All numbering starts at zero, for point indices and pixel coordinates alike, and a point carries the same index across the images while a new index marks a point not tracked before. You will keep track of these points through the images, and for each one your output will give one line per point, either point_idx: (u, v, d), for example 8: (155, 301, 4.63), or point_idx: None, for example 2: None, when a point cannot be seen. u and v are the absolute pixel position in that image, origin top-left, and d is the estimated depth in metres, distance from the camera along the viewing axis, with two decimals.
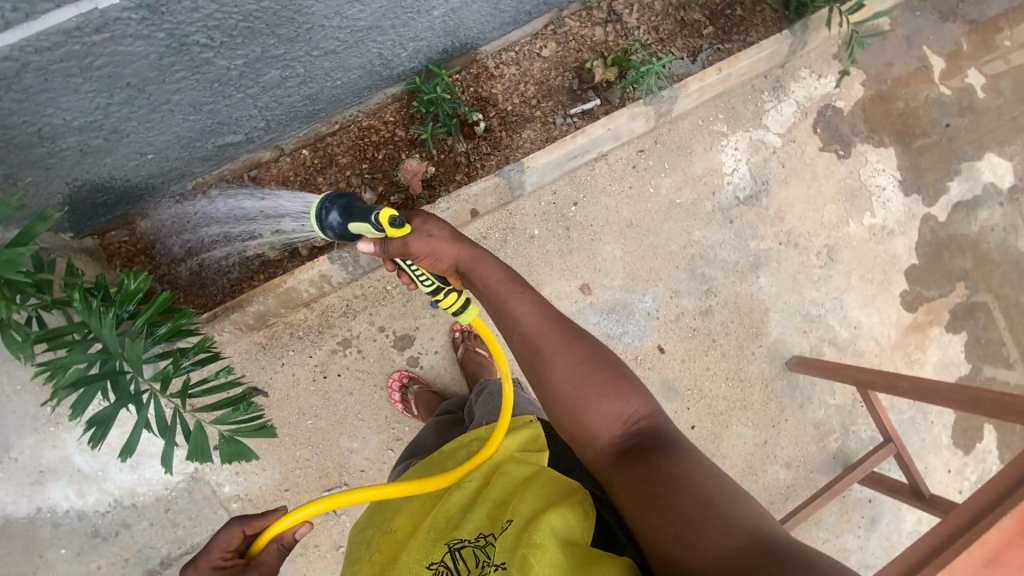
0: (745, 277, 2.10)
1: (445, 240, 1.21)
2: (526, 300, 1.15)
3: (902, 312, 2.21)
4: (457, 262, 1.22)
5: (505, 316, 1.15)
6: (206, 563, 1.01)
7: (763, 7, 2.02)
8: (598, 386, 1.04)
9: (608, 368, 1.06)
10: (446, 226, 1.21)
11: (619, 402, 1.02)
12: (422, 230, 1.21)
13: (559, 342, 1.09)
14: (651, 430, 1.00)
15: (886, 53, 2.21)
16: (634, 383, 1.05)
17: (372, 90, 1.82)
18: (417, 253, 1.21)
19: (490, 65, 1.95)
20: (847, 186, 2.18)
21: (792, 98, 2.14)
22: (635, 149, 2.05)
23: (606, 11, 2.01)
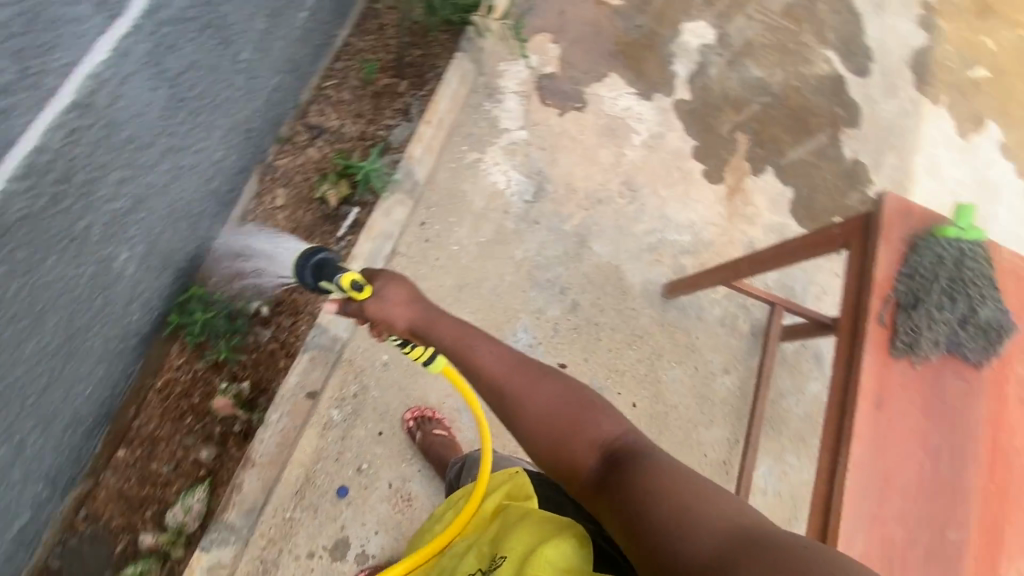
0: (581, 256, 2.16)
1: (404, 303, 1.09)
2: (487, 346, 1.06)
3: (716, 188, 2.37)
4: (412, 324, 1.09)
5: (466, 366, 1.06)
6: None
7: (433, 37, 2.15)
8: (570, 413, 0.98)
9: (576, 398, 1.01)
10: (408, 287, 1.10)
11: (591, 425, 0.97)
12: (381, 293, 1.09)
13: (526, 378, 1.03)
14: (628, 445, 0.93)
15: (553, 6, 2.36)
16: (602, 407, 0.99)
17: (143, 353, 1.67)
18: (373, 316, 1.10)
19: (238, 247, 1.84)
20: (602, 126, 2.30)
21: (510, 93, 2.21)
22: (418, 225, 2.02)
23: (306, 131, 1.99)
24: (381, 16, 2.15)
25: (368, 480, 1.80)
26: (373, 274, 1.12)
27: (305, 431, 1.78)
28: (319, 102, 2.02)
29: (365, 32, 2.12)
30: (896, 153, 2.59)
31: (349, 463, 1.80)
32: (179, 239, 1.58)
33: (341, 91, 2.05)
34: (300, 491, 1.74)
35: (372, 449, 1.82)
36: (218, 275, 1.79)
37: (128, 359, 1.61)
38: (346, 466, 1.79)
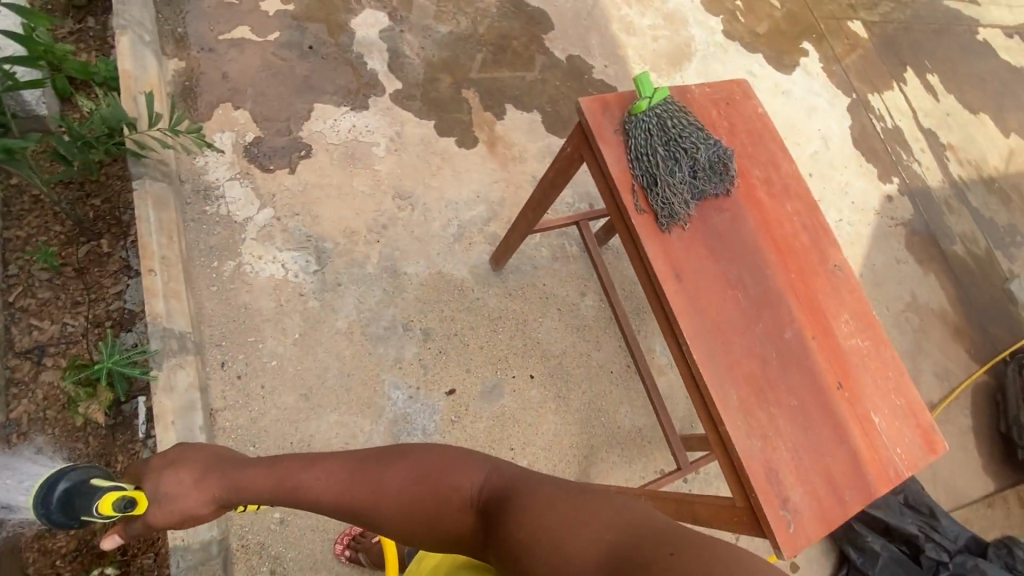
0: (401, 286, 2.06)
1: (189, 490, 0.98)
2: (311, 474, 0.96)
3: (476, 148, 2.37)
4: (221, 499, 0.99)
5: (303, 505, 0.96)
6: None
7: (106, 175, 1.86)
8: (427, 490, 0.88)
9: (424, 469, 0.90)
10: (188, 471, 1.00)
11: (452, 489, 0.87)
12: (161, 496, 0.98)
13: (366, 481, 0.91)
14: (493, 492, 0.85)
15: (214, 78, 2.14)
16: (452, 462, 0.90)
17: None
18: (167, 523, 0.99)
19: (33, 531, 1.51)
20: (340, 158, 2.17)
21: (226, 181, 2.01)
22: (222, 369, 1.79)
23: (23, 360, 1.63)
24: (26, 190, 1.79)
25: None
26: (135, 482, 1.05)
27: None
28: (18, 320, 1.66)
29: (19, 218, 1.76)
30: (595, 31, 2.79)
31: None
32: None
33: (36, 294, 1.69)
34: None
35: None
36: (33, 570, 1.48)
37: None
38: None
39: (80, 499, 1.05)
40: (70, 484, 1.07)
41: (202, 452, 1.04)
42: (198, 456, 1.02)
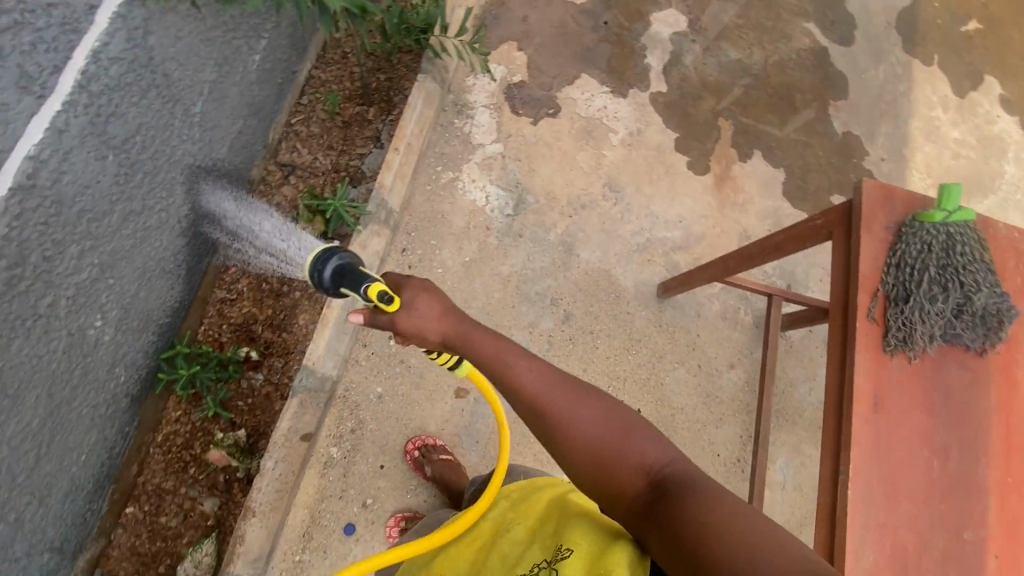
0: (569, 265, 2.11)
1: (432, 313, 1.01)
2: (525, 361, 1.00)
3: (703, 179, 2.29)
4: (446, 337, 1.03)
5: (501, 385, 1.00)
6: None
7: (398, 60, 2.12)
8: (615, 438, 0.94)
9: (618, 420, 0.96)
10: (437, 297, 1.02)
11: (634, 451, 0.93)
12: (412, 305, 1.01)
13: (568, 399, 0.97)
14: (681, 476, 0.90)
15: (515, 13, 2.31)
16: (644, 429, 0.96)
17: (139, 407, 1.68)
18: (401, 328, 1.01)
19: (222, 294, 1.85)
20: (579, 130, 2.25)
21: (480, 107, 2.18)
22: (399, 254, 2.02)
23: (279, 169, 1.98)
24: (342, 44, 2.11)
25: (376, 514, 1.81)
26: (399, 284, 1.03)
27: (305, 473, 1.77)
28: (287, 140, 2.01)
29: (327, 63, 2.09)
30: (889, 120, 2.49)
31: (353, 500, 1.80)
32: (154, 302, 1.60)
33: (308, 126, 2.03)
34: (307, 533, 1.74)
35: (375, 483, 1.83)
36: (206, 325, 1.82)
37: (122, 420, 1.62)
38: (351, 502, 1.79)
39: (350, 274, 1.04)
40: (341, 263, 1.06)
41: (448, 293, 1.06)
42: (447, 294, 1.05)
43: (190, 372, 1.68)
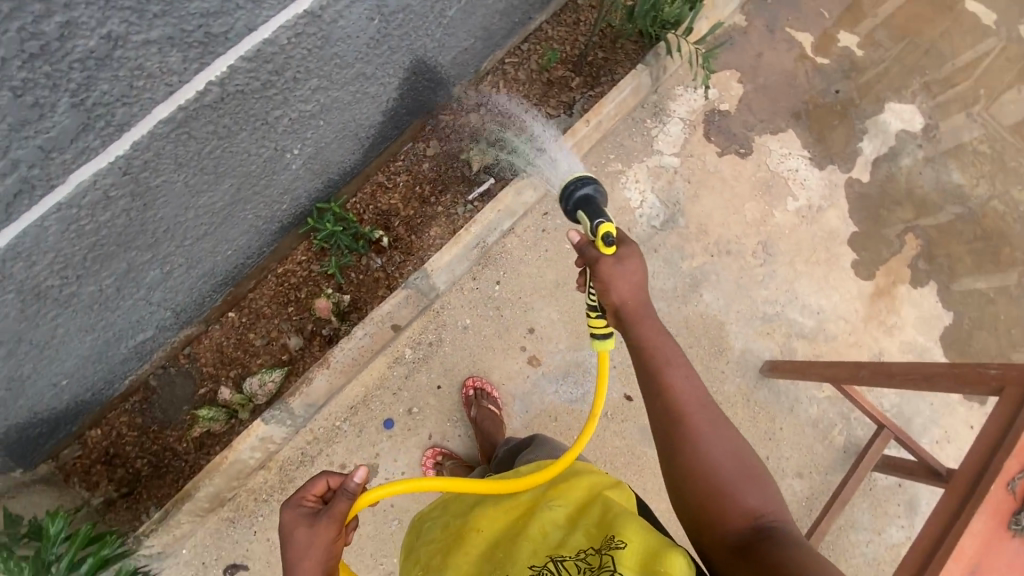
0: (687, 300, 2.06)
1: (627, 280, 1.11)
2: (682, 371, 1.09)
3: (861, 284, 2.14)
4: (626, 309, 1.12)
5: (652, 379, 1.09)
6: (295, 506, 1.01)
7: (622, 43, 2.12)
8: (737, 473, 0.99)
9: (744, 462, 1.01)
10: (638, 271, 1.13)
11: (749, 494, 0.97)
12: (624, 261, 1.13)
13: (706, 418, 1.04)
14: (788, 534, 0.92)
15: (752, 46, 2.26)
16: (764, 481, 1.00)
17: (278, 238, 1.91)
18: (599, 272, 1.13)
19: (382, 178, 2.02)
20: (760, 180, 2.17)
21: (676, 118, 2.17)
22: (540, 214, 2.08)
23: (474, 96, 2.09)
24: (580, 10, 2.18)
25: (415, 424, 1.92)
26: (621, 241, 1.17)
27: (377, 358, 1.91)
28: (494, 75, 2.10)
29: (560, 21, 2.16)
30: None
31: (402, 401, 1.92)
32: (337, 157, 1.76)
33: (517, 71, 2.11)
34: (354, 408, 1.89)
35: (425, 398, 1.94)
36: (353, 199, 1.99)
37: (265, 240, 1.83)
38: (400, 403, 1.91)
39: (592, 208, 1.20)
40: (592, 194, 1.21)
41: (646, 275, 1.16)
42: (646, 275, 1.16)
43: (331, 228, 1.87)
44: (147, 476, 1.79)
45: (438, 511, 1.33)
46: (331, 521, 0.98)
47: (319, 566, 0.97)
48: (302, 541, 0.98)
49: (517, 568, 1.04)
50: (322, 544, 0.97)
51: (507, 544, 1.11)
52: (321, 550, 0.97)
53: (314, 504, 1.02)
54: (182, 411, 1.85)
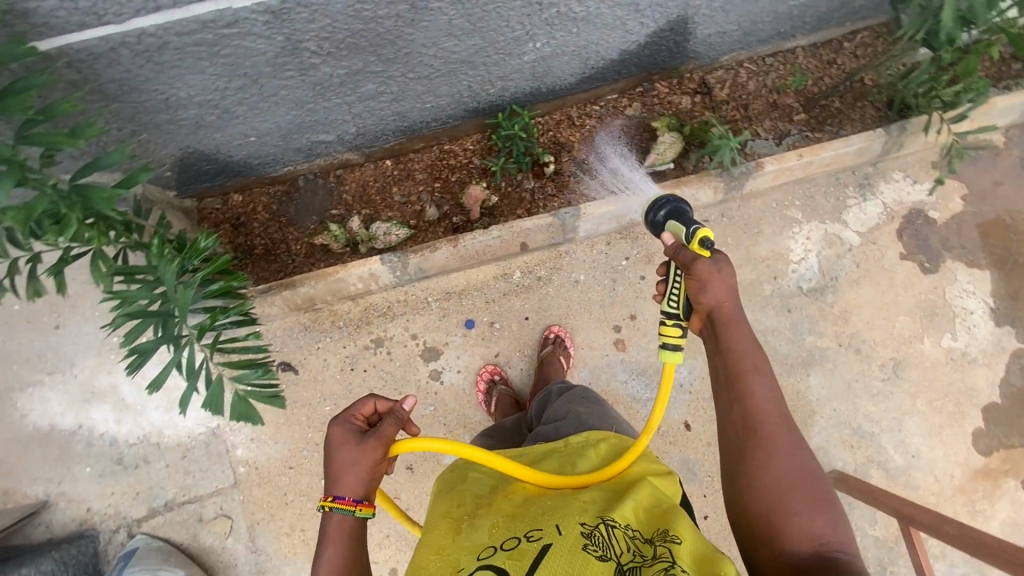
0: (793, 372, 1.97)
1: (724, 282, 1.08)
2: (766, 382, 1.06)
3: (972, 455, 1.96)
4: (713, 309, 1.09)
5: (733, 385, 1.06)
6: (342, 426, 1.09)
7: (864, 103, 1.96)
8: (806, 496, 0.97)
9: (817, 487, 0.98)
10: (733, 274, 1.09)
11: (818, 521, 0.95)
12: (716, 262, 1.08)
13: (781, 437, 1.01)
14: (849, 566, 0.90)
15: (994, 171, 2.08)
16: (835, 509, 0.97)
17: (458, 117, 1.91)
18: (693, 273, 1.08)
19: (574, 114, 1.96)
20: (927, 302, 2.01)
21: (879, 199, 2.04)
22: (700, 218, 2.01)
23: (697, 81, 1.98)
24: (841, 52, 2.01)
25: (490, 337, 1.98)
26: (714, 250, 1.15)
27: (493, 264, 1.98)
28: (725, 73, 1.98)
29: (816, 53, 2.01)
30: None
31: (489, 312, 1.98)
32: (562, 71, 1.80)
33: (749, 79, 1.98)
34: (448, 295, 1.96)
35: (510, 321, 1.98)
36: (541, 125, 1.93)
37: (448, 115, 1.88)
38: (487, 313, 1.97)
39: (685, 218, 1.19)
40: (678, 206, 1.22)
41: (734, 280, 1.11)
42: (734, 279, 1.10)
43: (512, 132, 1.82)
44: (256, 256, 1.82)
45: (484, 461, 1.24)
46: (376, 445, 1.05)
47: (360, 484, 1.04)
48: (347, 458, 1.05)
49: (569, 521, 0.99)
50: (366, 464, 1.05)
51: (557, 501, 1.06)
52: (364, 470, 1.04)
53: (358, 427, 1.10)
54: (313, 218, 1.87)
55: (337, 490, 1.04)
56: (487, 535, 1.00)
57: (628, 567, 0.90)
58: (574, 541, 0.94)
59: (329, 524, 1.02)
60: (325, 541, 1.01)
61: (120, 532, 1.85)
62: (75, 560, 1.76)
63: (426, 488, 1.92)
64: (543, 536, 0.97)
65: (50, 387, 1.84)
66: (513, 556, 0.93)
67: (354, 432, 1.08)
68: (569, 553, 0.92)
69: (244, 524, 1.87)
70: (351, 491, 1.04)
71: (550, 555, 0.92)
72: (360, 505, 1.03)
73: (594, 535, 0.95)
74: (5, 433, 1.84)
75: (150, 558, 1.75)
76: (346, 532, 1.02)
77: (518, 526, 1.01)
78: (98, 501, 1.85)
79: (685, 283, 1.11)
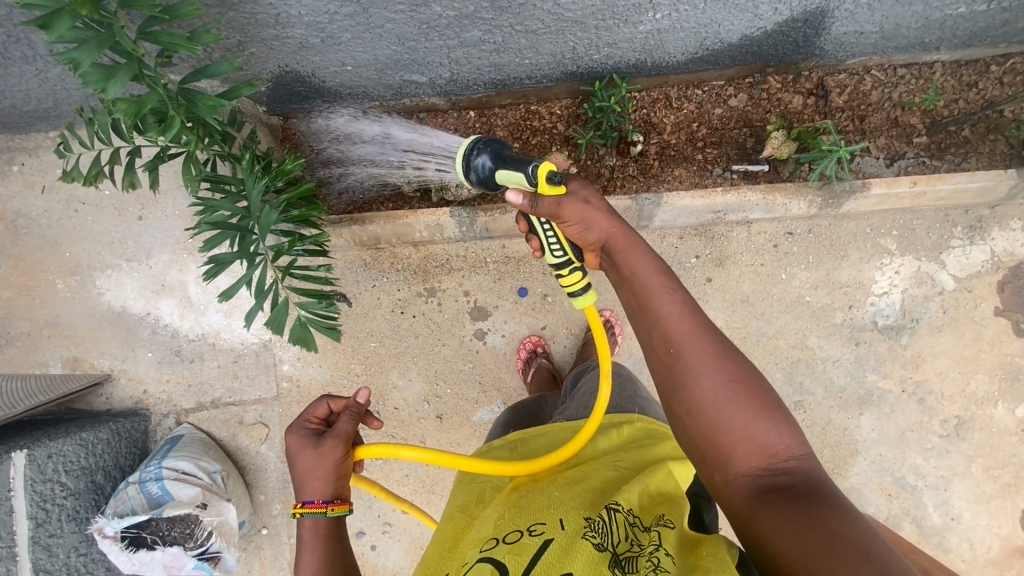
0: (844, 407, 1.89)
1: (602, 211, 1.05)
2: (677, 295, 0.98)
3: (1018, 531, 1.85)
4: (606, 239, 1.06)
5: (645, 312, 0.99)
6: (297, 431, 1.12)
7: (996, 138, 1.76)
8: (746, 411, 0.88)
9: (757, 394, 0.89)
10: (606, 199, 1.07)
11: (764, 433, 0.87)
12: (578, 194, 1.06)
13: (706, 355, 0.92)
14: (801, 476, 0.84)
15: None
16: (783, 414, 0.89)
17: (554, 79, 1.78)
18: (566, 218, 1.05)
19: (673, 94, 1.83)
20: (1011, 365, 1.86)
21: (987, 246, 1.87)
22: (784, 230, 1.90)
23: (814, 82, 1.81)
24: (985, 76, 1.78)
25: (540, 309, 1.96)
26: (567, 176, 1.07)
27: None
28: (848, 76, 1.80)
29: (955, 72, 1.78)
30: None
31: (545, 284, 1.95)
32: (675, 50, 1.70)
33: (873, 88, 1.79)
34: (507, 259, 1.94)
35: (563, 297, 1.95)
36: (636, 108, 1.82)
37: (543, 72, 1.74)
38: (543, 284, 1.95)
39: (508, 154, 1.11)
40: (493, 145, 1.13)
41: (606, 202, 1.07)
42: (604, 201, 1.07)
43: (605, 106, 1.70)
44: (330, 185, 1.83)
45: (505, 446, 1.22)
46: (334, 444, 1.08)
47: (327, 484, 1.07)
48: (309, 461, 1.08)
49: (571, 514, 0.94)
50: (328, 465, 1.07)
51: (563, 490, 1.02)
52: (327, 470, 1.07)
53: (317, 428, 1.13)
54: None
55: (305, 494, 1.07)
56: (491, 528, 0.97)
57: (623, 557, 0.84)
58: (574, 533, 0.89)
59: (304, 529, 1.05)
60: (302, 544, 1.04)
61: (169, 417, 1.99)
62: (129, 434, 1.92)
63: (451, 440, 1.96)
64: (545, 530, 0.91)
65: (126, 272, 1.96)
66: (513, 551, 0.87)
67: (311, 434, 1.11)
68: (569, 543, 0.87)
69: (278, 435, 1.98)
70: (318, 493, 1.07)
71: (550, 548, 0.87)
72: (331, 505, 1.05)
73: (595, 522, 0.90)
74: (83, 307, 1.98)
75: (192, 447, 1.89)
76: (322, 534, 1.04)
77: (521, 519, 0.96)
78: (154, 385, 1.99)
79: (564, 228, 1.09)
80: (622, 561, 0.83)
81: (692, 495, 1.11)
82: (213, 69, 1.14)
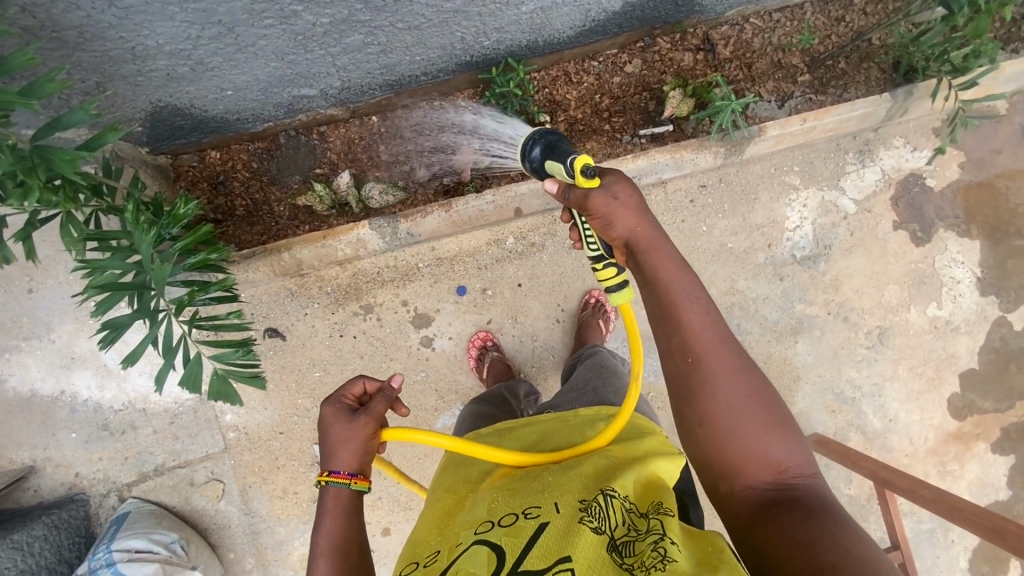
0: (781, 339, 2.01)
1: (629, 209, 1.01)
2: (703, 304, 0.98)
3: (947, 419, 2.03)
4: (631, 236, 1.02)
5: (666, 317, 0.98)
6: (332, 405, 1.07)
7: (870, 65, 1.87)
8: (761, 424, 0.91)
9: (772, 409, 0.93)
10: (637, 194, 1.02)
11: (777, 448, 0.91)
12: (609, 188, 1.02)
13: (726, 368, 0.94)
14: (807, 492, 0.88)
15: (996, 138, 2.02)
16: (794, 433, 0.93)
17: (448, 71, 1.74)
18: (591, 211, 1.02)
19: (571, 69, 1.83)
20: (917, 271, 2.03)
21: (878, 166, 2.01)
22: (697, 184, 1.97)
23: (700, 37, 1.86)
24: (850, 9, 1.89)
25: (482, 305, 1.95)
26: (607, 170, 1.05)
27: (489, 228, 1.91)
28: (729, 27, 1.86)
29: (824, 9, 1.88)
30: None
31: (482, 279, 1.94)
32: (564, 23, 1.70)
33: (754, 35, 1.86)
34: (439, 260, 1.91)
35: (503, 288, 1.95)
36: (538, 88, 1.81)
37: (437, 67, 1.71)
38: (481, 279, 1.93)
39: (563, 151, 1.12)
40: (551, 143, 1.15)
41: (638, 196, 1.03)
42: (636, 195, 1.02)
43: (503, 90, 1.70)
44: (237, 218, 1.72)
45: (493, 434, 1.21)
46: (368, 421, 1.03)
47: (357, 457, 1.02)
48: (340, 434, 1.03)
49: (566, 499, 0.94)
50: (360, 439, 1.03)
51: (559, 475, 1.01)
52: (359, 443, 1.03)
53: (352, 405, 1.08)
54: (295, 177, 1.75)
55: (332, 464, 1.03)
56: (485, 512, 0.97)
57: (620, 542, 0.84)
58: (571, 517, 0.88)
59: (326, 496, 1.01)
60: (323, 512, 1.00)
61: (110, 496, 1.84)
62: (68, 524, 1.78)
63: (419, 452, 1.93)
64: (541, 513, 0.91)
65: (28, 352, 1.78)
66: (510, 533, 0.88)
67: (346, 411, 1.06)
68: (565, 526, 0.86)
69: (235, 488, 1.88)
70: (346, 464, 1.02)
71: (547, 530, 0.86)
72: (355, 478, 1.01)
73: (592, 506, 0.90)
74: None
75: (142, 522, 1.76)
76: (343, 505, 1.00)
77: (517, 503, 0.96)
78: (86, 466, 1.83)
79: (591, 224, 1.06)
80: (619, 546, 0.83)
81: (680, 492, 1.15)
82: (69, 119, 1.03)
